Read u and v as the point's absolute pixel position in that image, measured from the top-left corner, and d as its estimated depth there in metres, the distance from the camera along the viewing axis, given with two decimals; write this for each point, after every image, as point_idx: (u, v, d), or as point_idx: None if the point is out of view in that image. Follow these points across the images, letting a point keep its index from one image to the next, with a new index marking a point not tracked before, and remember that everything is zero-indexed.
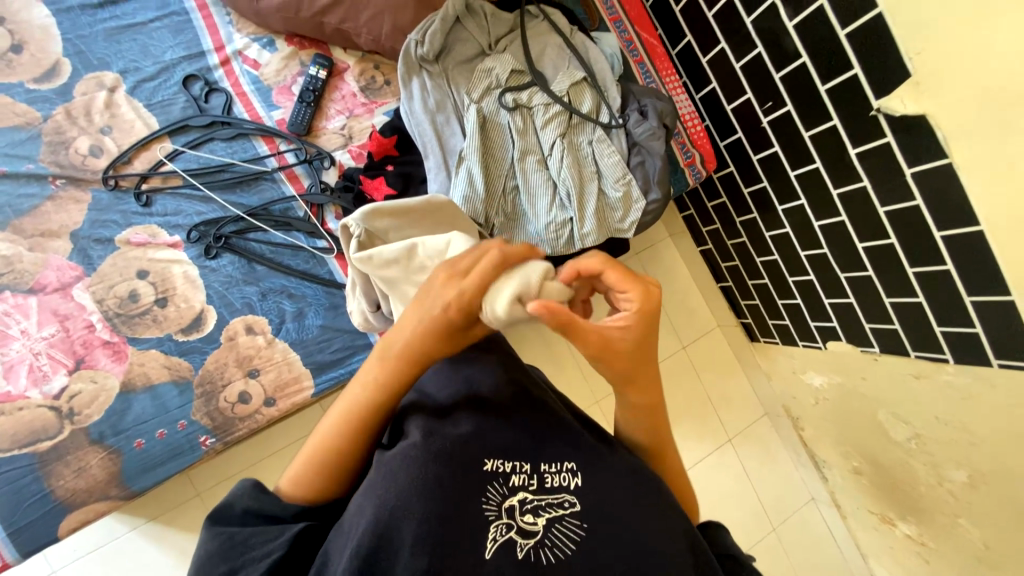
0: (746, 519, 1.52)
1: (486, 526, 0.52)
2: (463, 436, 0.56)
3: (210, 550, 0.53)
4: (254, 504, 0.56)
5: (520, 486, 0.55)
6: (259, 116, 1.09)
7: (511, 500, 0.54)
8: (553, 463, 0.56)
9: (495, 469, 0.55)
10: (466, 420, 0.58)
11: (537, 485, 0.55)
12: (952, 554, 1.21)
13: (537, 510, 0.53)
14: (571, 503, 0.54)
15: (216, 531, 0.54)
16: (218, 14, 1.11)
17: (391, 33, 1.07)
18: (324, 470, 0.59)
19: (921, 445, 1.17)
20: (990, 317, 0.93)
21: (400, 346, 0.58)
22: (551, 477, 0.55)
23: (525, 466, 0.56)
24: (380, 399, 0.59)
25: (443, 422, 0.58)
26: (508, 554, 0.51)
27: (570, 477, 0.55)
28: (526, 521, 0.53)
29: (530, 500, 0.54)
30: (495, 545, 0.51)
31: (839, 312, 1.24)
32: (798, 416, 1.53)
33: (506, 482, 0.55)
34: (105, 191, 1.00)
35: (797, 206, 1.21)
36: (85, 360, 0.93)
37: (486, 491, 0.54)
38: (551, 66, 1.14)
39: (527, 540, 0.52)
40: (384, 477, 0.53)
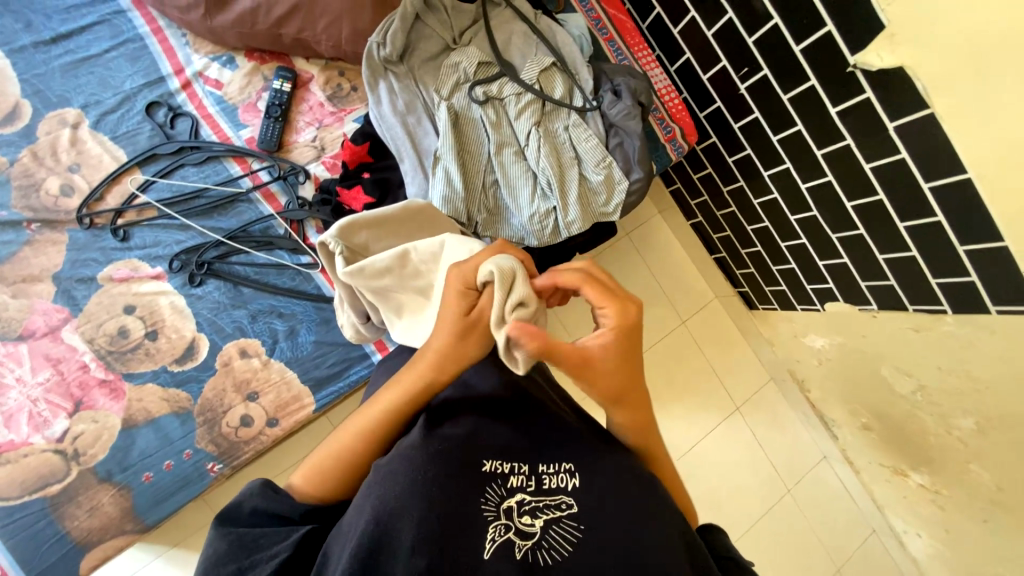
0: (761, 485, 1.53)
1: (485, 527, 0.52)
2: (462, 437, 0.58)
3: (219, 551, 0.54)
4: (263, 503, 0.57)
5: (518, 488, 0.55)
6: (227, 137, 1.07)
7: (509, 502, 0.54)
8: (551, 464, 0.57)
9: (494, 470, 0.56)
10: (466, 422, 0.60)
11: (535, 487, 0.56)
12: (966, 499, 1.22)
13: (535, 511, 0.54)
14: (568, 505, 0.54)
15: (227, 531, 0.55)
16: (173, 37, 1.08)
17: (350, 37, 1.05)
18: (343, 472, 0.60)
19: (927, 396, 1.18)
20: (985, 264, 0.92)
21: (434, 351, 0.60)
22: (548, 478, 0.56)
23: (523, 467, 0.57)
24: (401, 407, 0.61)
25: (443, 423, 0.60)
26: (506, 554, 0.51)
27: (569, 478, 0.56)
28: (524, 523, 0.53)
29: (528, 502, 0.54)
30: (494, 545, 0.51)
31: (834, 273, 1.23)
32: (803, 378, 1.53)
33: (505, 484, 0.55)
34: (81, 230, 0.99)
35: (782, 170, 1.19)
36: (83, 401, 0.93)
37: (486, 492, 0.54)
38: (518, 54, 1.11)
39: (526, 541, 0.52)
40: (383, 479, 0.53)
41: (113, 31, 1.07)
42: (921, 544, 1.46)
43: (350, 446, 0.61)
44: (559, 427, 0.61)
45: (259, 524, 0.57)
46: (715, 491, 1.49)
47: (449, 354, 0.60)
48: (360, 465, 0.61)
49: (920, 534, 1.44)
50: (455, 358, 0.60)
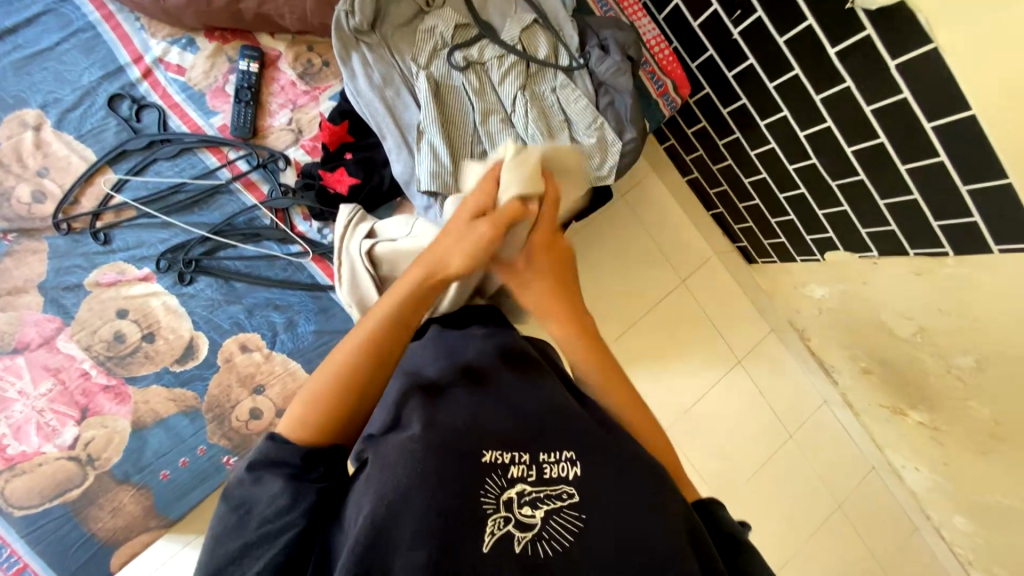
0: (764, 432, 1.57)
1: (484, 520, 0.52)
2: (461, 428, 0.58)
3: (227, 524, 0.51)
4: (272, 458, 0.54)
5: (519, 478, 0.55)
6: (198, 127, 1.02)
7: (509, 493, 0.54)
8: (552, 454, 0.57)
9: (494, 461, 0.56)
10: (465, 411, 0.60)
11: (536, 477, 0.56)
12: (963, 433, 1.26)
13: (536, 502, 0.54)
14: (569, 495, 0.55)
15: (233, 503, 0.52)
16: (127, 22, 1.01)
17: (316, 6, 0.97)
18: (335, 399, 0.58)
19: (926, 337, 1.18)
20: (988, 203, 0.90)
21: (435, 257, 0.65)
22: (549, 467, 0.56)
23: (524, 457, 0.57)
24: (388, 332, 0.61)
25: (441, 414, 0.60)
26: (506, 547, 0.51)
27: (570, 466, 0.56)
28: (524, 514, 0.53)
29: (529, 492, 0.54)
30: (493, 539, 0.51)
31: (834, 222, 1.21)
32: (804, 328, 1.54)
33: (505, 474, 0.55)
34: (60, 237, 0.96)
35: (779, 118, 1.14)
36: (90, 408, 0.93)
37: (485, 484, 0.54)
38: (497, 13, 1.04)
39: (525, 533, 0.52)
40: (383, 473, 0.53)
41: (62, 19, 1.00)
42: (918, 477, 1.52)
43: (345, 358, 0.60)
44: (560, 415, 0.61)
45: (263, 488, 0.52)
46: (720, 442, 1.54)
47: (444, 260, 0.65)
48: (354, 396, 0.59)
49: (917, 468, 1.50)
50: (449, 259, 0.65)
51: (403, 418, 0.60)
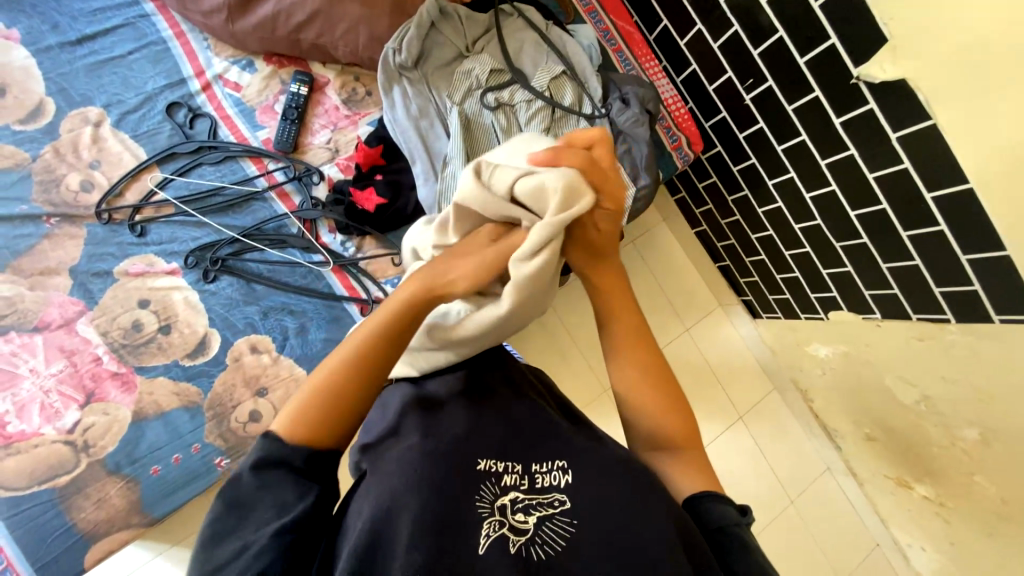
0: (764, 494, 1.53)
1: (479, 524, 0.53)
2: (456, 436, 0.60)
3: (222, 522, 0.53)
4: (267, 452, 0.56)
5: (511, 486, 0.56)
6: (244, 138, 1.09)
7: (503, 499, 0.55)
8: (543, 463, 0.58)
9: (487, 469, 0.57)
10: (461, 420, 0.62)
11: (528, 485, 0.57)
12: (970, 512, 1.23)
13: (528, 508, 0.54)
14: (561, 502, 0.55)
15: (232, 505, 0.54)
16: (195, 40, 1.12)
17: (368, 43, 1.07)
18: (333, 405, 0.59)
19: (930, 406, 1.19)
20: (988, 274, 0.93)
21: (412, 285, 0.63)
22: (541, 477, 0.57)
23: (517, 467, 0.58)
24: (366, 357, 0.61)
25: (439, 423, 0.61)
26: (500, 549, 0.51)
27: (561, 475, 0.57)
28: (517, 519, 0.54)
29: (522, 499, 0.55)
30: (488, 540, 0.52)
31: (838, 282, 1.25)
32: (807, 387, 1.53)
33: (499, 482, 0.57)
34: (99, 225, 1.01)
35: (786, 179, 1.21)
36: (95, 394, 0.94)
37: (480, 489, 0.56)
38: (529, 62, 1.14)
39: (520, 536, 0.53)
40: (381, 481, 0.56)
41: (137, 33, 1.10)
42: (925, 558, 1.46)
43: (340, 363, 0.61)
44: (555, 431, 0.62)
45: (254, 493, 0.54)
46: None
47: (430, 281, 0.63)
48: (353, 396, 0.60)
49: (924, 548, 1.44)
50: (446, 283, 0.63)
51: (399, 429, 0.62)
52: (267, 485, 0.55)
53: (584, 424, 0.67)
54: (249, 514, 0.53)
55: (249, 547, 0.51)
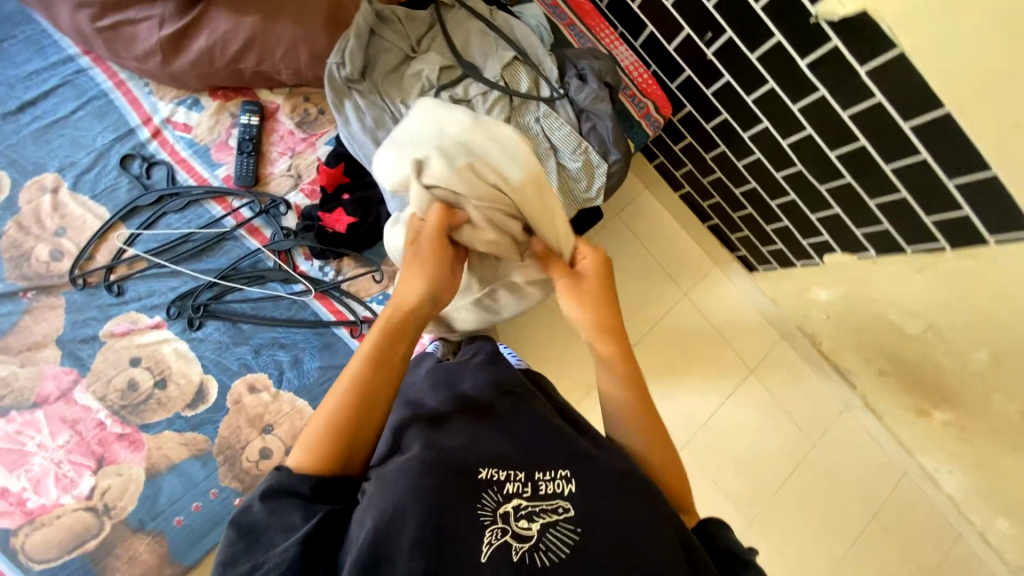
0: (785, 443, 1.53)
1: (481, 533, 0.53)
2: (458, 447, 0.60)
3: (236, 550, 0.54)
4: (276, 480, 0.56)
5: (514, 493, 0.56)
6: (204, 179, 1.07)
7: (505, 507, 0.55)
8: (547, 471, 0.58)
9: (490, 477, 0.57)
10: (460, 432, 0.62)
11: (532, 492, 0.56)
12: (990, 430, 1.23)
13: (532, 515, 0.54)
14: (565, 509, 0.54)
15: (245, 532, 0.54)
16: (136, 87, 1.09)
17: (310, 61, 1.04)
18: (342, 433, 0.59)
19: (936, 334, 1.17)
20: (977, 197, 0.90)
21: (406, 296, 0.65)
22: (544, 484, 0.57)
23: (520, 474, 0.58)
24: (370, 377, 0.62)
25: (440, 434, 0.62)
26: (503, 557, 0.51)
27: (564, 484, 0.56)
28: (521, 526, 0.53)
29: (525, 506, 0.55)
30: (490, 549, 0.51)
31: (829, 225, 1.22)
32: (813, 331, 1.51)
33: (502, 489, 0.56)
34: (76, 291, 1.01)
35: (761, 129, 1.17)
36: (105, 458, 0.95)
37: (482, 498, 0.55)
38: (479, 53, 1.10)
39: (522, 544, 0.52)
40: (383, 489, 0.55)
41: (77, 90, 1.08)
42: (953, 480, 1.47)
43: (341, 395, 0.61)
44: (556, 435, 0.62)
45: (265, 520, 0.54)
46: (741, 455, 1.50)
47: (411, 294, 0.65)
48: (359, 424, 0.60)
49: (951, 471, 1.45)
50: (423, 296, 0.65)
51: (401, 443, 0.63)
52: (274, 511, 0.55)
53: (586, 431, 0.67)
54: (262, 539, 0.54)
55: (260, 569, 0.52)
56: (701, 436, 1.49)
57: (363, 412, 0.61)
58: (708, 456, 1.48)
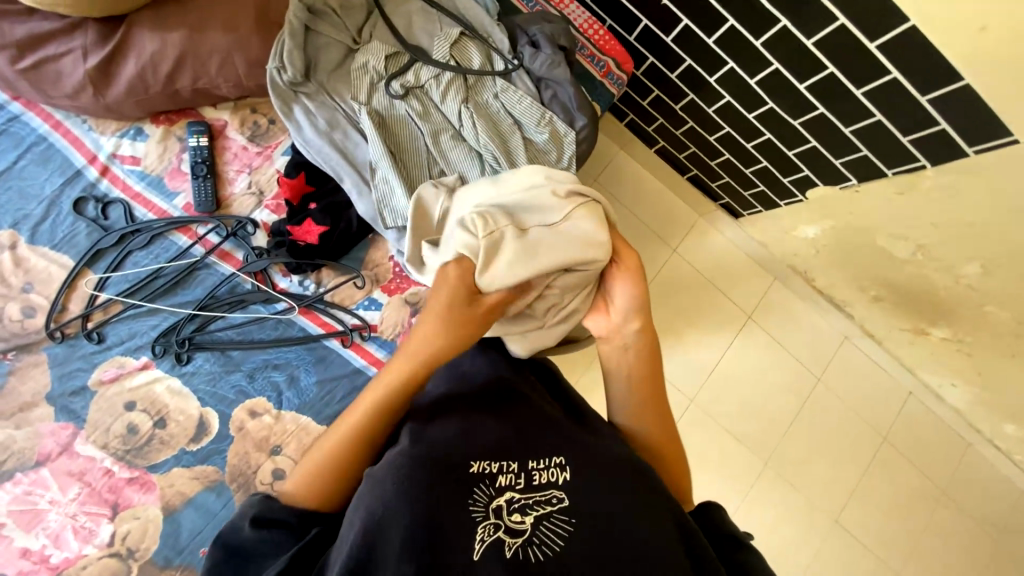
0: (791, 382, 1.54)
1: (474, 528, 0.54)
2: (448, 441, 0.60)
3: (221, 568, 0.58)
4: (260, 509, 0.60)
5: (507, 486, 0.57)
6: (163, 210, 1.04)
7: (498, 501, 0.56)
8: (540, 460, 0.60)
9: (481, 470, 0.58)
10: (452, 425, 0.62)
11: (525, 483, 0.58)
12: (988, 339, 1.25)
13: (525, 508, 0.56)
14: (559, 499, 0.57)
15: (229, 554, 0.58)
16: (76, 126, 1.05)
17: (248, 70, 0.99)
18: (339, 465, 0.63)
19: (925, 254, 1.17)
20: (952, 109, 0.88)
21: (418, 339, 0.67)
22: (539, 473, 0.59)
23: (512, 466, 0.59)
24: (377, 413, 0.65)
25: (430, 429, 0.62)
26: (496, 553, 0.52)
27: (559, 472, 0.59)
28: (513, 520, 0.55)
29: (518, 499, 0.57)
30: (483, 546, 0.53)
31: (807, 160, 1.18)
32: (805, 269, 1.50)
33: (493, 483, 0.57)
34: (56, 345, 0.99)
35: (726, 71, 1.14)
36: (119, 503, 0.94)
37: (473, 493, 0.56)
38: (424, 35, 1.06)
39: (515, 539, 0.54)
40: (373, 487, 0.55)
41: (15, 138, 1.03)
42: (958, 392, 1.49)
43: (333, 443, 0.64)
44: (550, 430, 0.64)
45: (251, 544, 0.58)
46: (749, 400, 1.51)
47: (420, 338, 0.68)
48: (357, 457, 0.64)
49: (955, 384, 1.47)
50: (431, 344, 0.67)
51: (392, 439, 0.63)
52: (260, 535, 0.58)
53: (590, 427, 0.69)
54: (250, 563, 0.58)
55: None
56: (708, 387, 1.50)
57: (353, 459, 0.64)
58: (717, 406, 1.50)
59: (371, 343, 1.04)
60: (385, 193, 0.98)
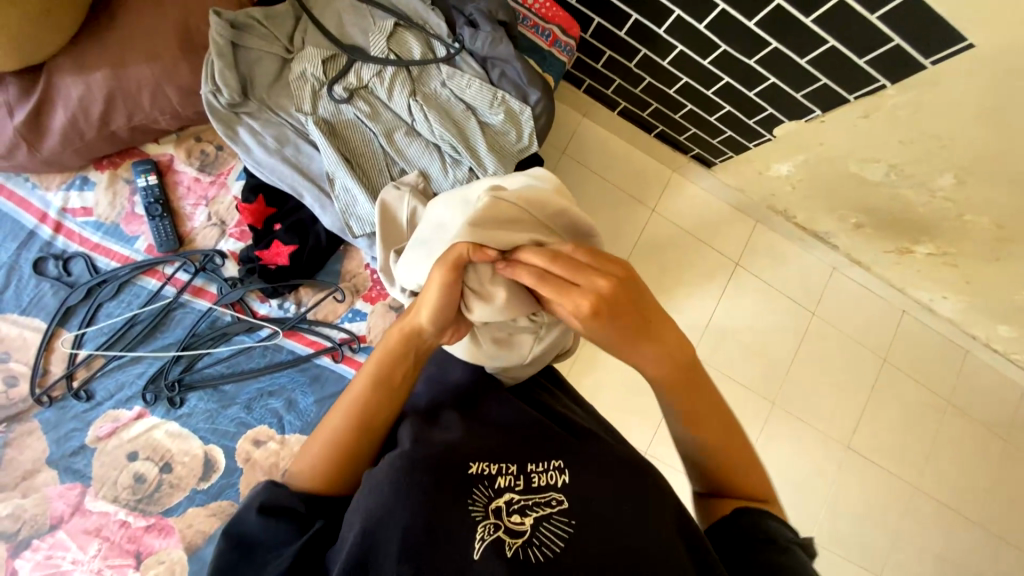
0: (786, 321, 1.55)
1: (473, 527, 0.54)
2: (450, 441, 0.60)
3: (225, 563, 0.56)
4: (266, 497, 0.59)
5: (506, 487, 0.57)
6: (126, 257, 1.02)
7: (497, 502, 0.56)
8: (539, 463, 0.59)
9: (480, 471, 0.58)
10: (454, 425, 0.63)
11: (524, 485, 0.58)
12: (972, 247, 1.26)
13: (524, 509, 0.56)
14: (558, 501, 0.57)
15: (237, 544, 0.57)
16: (19, 185, 1.02)
17: (182, 98, 0.96)
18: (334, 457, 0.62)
19: (899, 173, 1.16)
20: (904, 22, 0.86)
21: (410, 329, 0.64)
22: (537, 476, 0.58)
23: (512, 467, 0.59)
24: (371, 403, 0.63)
25: (431, 429, 0.62)
26: (496, 552, 0.53)
27: (558, 475, 0.58)
28: (513, 521, 0.55)
29: (517, 501, 0.56)
30: (482, 545, 0.53)
31: (768, 98, 1.16)
32: (785, 207, 1.49)
33: (493, 484, 0.57)
34: (47, 409, 0.98)
35: (674, 20, 1.11)
36: (142, 552, 0.94)
37: (473, 494, 0.56)
38: (358, 32, 1.02)
39: (515, 540, 0.54)
40: (371, 489, 0.55)
41: None
42: (950, 304, 1.50)
43: (339, 419, 0.63)
44: (547, 426, 0.64)
45: (258, 532, 0.57)
46: (748, 346, 1.52)
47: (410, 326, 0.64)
48: (354, 448, 0.63)
49: (946, 296, 1.49)
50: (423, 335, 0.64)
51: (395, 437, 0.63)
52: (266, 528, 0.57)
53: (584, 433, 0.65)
54: (255, 555, 0.57)
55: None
56: (706, 340, 1.51)
57: (360, 435, 0.63)
58: (718, 357, 1.51)
59: (362, 353, 1.04)
60: (347, 201, 0.96)
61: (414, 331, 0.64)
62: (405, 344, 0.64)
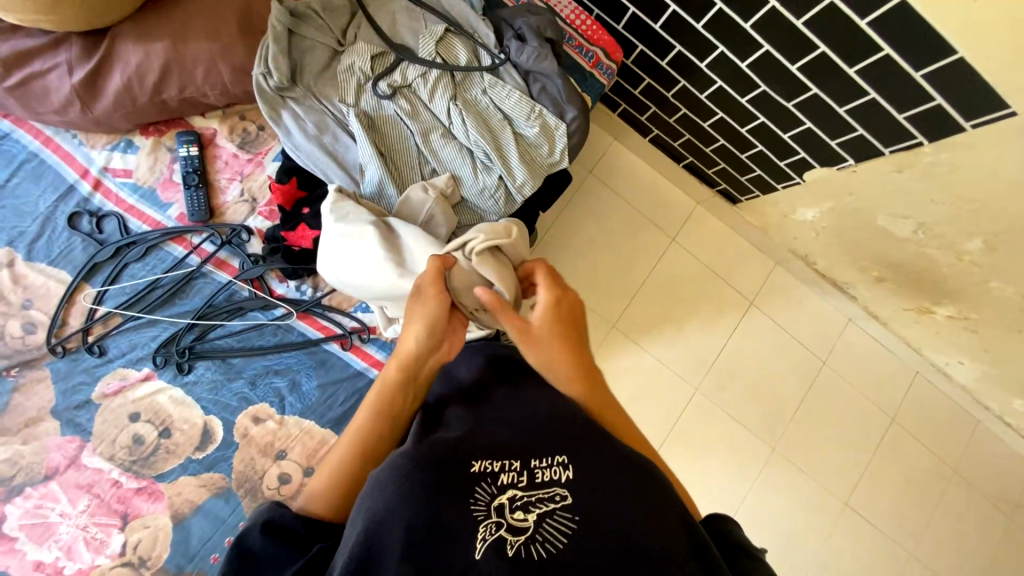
0: (795, 367, 1.53)
1: (475, 527, 0.53)
2: (449, 443, 0.60)
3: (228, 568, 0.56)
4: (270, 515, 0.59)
5: (509, 484, 0.57)
6: (158, 221, 1.04)
7: (500, 499, 0.56)
8: (543, 458, 0.59)
9: (483, 470, 0.58)
10: (458, 426, 0.64)
11: (528, 481, 0.57)
12: (995, 315, 1.24)
13: (526, 506, 0.55)
14: (562, 496, 0.56)
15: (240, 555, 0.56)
16: (66, 141, 1.05)
17: (233, 77, 0.99)
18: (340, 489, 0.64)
19: (928, 232, 1.15)
20: (948, 84, 0.87)
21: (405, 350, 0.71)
22: (541, 471, 0.58)
23: (514, 463, 0.59)
24: (381, 426, 0.68)
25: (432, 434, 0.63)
26: (496, 552, 0.52)
27: (562, 470, 0.58)
28: (516, 518, 0.54)
29: (520, 497, 0.56)
30: (484, 544, 0.52)
31: (802, 142, 1.16)
32: (807, 253, 1.48)
33: (495, 481, 0.57)
34: (59, 360, 1.00)
35: (717, 56, 1.12)
36: (129, 513, 0.94)
37: (475, 491, 0.56)
38: (409, 33, 1.05)
39: (517, 537, 0.53)
40: (374, 489, 0.56)
41: (6, 157, 1.04)
42: (965, 370, 1.47)
43: (390, 378, 0.70)
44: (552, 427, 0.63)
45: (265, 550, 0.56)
46: (753, 388, 1.50)
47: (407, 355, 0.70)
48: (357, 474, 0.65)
49: (962, 362, 1.46)
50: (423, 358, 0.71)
51: None
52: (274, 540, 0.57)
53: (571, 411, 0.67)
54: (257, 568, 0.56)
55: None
56: (712, 375, 1.49)
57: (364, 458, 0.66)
58: (722, 395, 1.49)
59: (371, 344, 1.05)
60: (376, 195, 1.00)
61: (410, 358, 0.70)
62: (407, 379, 0.70)
